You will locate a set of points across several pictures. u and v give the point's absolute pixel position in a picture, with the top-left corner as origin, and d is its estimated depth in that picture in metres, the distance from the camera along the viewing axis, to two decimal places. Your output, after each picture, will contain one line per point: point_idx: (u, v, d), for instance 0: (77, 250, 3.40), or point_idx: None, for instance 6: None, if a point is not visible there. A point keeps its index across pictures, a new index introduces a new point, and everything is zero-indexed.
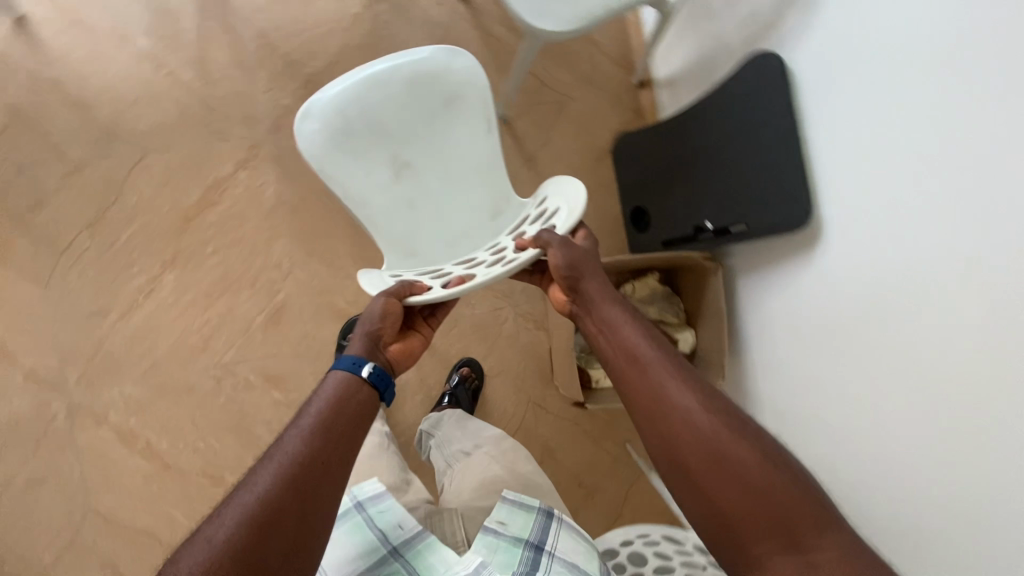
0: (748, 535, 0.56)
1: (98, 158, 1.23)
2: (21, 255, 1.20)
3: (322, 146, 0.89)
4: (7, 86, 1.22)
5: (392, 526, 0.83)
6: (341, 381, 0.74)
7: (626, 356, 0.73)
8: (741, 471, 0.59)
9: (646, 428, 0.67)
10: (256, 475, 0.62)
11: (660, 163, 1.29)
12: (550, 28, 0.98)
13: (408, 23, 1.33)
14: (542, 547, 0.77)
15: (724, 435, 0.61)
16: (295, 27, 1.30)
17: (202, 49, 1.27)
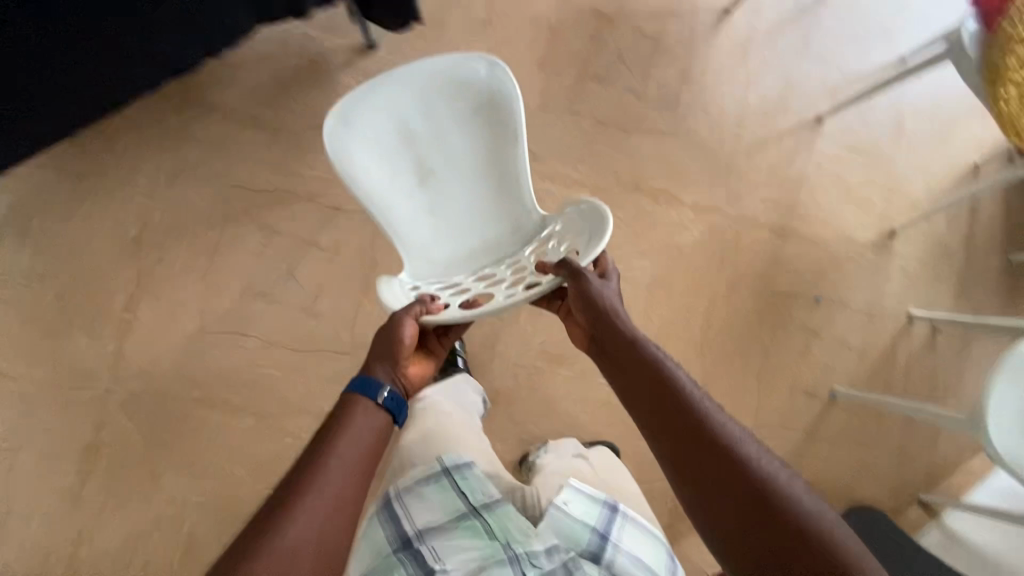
0: None
1: (651, 105, 1.42)
2: (557, 79, 1.39)
3: (344, 147, 0.91)
4: (681, 17, 1.43)
5: (471, 490, 0.84)
6: (353, 403, 0.77)
7: (671, 408, 0.70)
8: (816, 560, 0.58)
9: (706, 505, 0.64)
10: (274, 548, 0.61)
11: None
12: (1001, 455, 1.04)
13: (868, 285, 1.47)
14: (606, 537, 0.81)
15: (795, 506, 0.61)
16: (821, 200, 1.47)
17: (772, 139, 1.45)
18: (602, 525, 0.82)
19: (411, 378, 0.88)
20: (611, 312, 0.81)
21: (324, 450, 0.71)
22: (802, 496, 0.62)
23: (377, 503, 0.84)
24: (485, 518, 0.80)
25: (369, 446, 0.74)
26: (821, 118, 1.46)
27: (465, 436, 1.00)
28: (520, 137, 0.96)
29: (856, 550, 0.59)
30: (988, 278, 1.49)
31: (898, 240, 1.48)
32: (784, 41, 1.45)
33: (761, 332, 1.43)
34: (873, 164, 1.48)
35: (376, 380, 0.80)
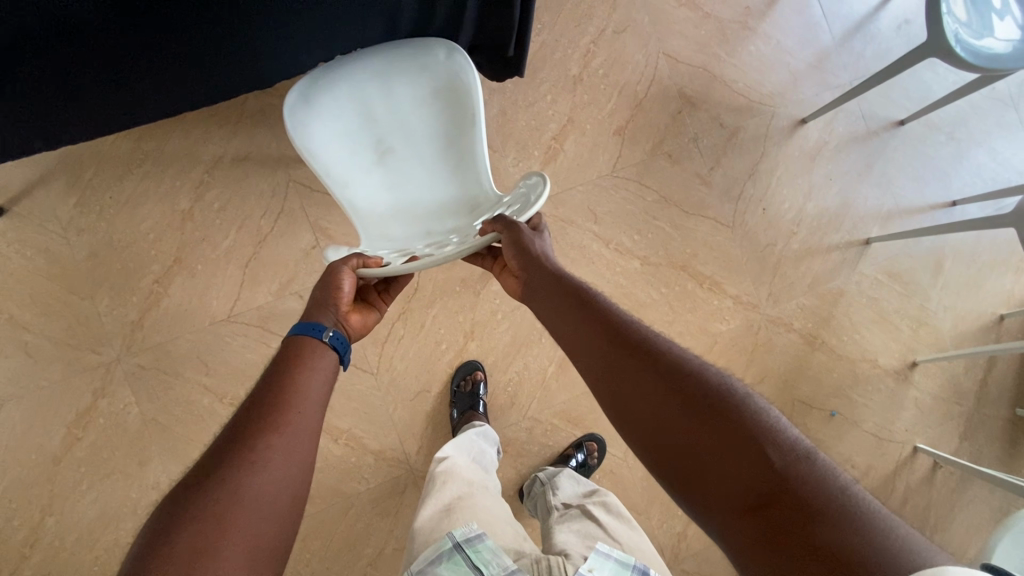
0: (734, 488, 0.55)
1: (714, 193, 1.45)
2: (631, 150, 1.42)
3: (303, 121, 0.90)
4: (756, 117, 1.48)
5: (487, 564, 0.77)
6: (297, 348, 0.76)
7: (598, 331, 0.72)
8: (750, 447, 0.56)
9: (638, 421, 0.64)
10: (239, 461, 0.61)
11: None
12: None
13: (881, 409, 1.50)
14: None
15: (723, 398, 0.61)
16: (854, 318, 1.50)
17: (818, 250, 1.49)
18: None
19: (355, 322, 0.86)
20: (541, 260, 0.80)
21: (281, 390, 0.70)
22: (730, 390, 0.62)
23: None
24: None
25: (323, 389, 0.74)
26: (869, 241, 1.51)
27: (485, 503, 0.95)
28: (478, 118, 0.95)
29: (786, 431, 0.58)
30: (997, 426, 1.52)
31: (917, 372, 1.52)
32: (848, 163, 1.51)
33: None
34: (907, 295, 1.53)
35: (315, 323, 0.78)
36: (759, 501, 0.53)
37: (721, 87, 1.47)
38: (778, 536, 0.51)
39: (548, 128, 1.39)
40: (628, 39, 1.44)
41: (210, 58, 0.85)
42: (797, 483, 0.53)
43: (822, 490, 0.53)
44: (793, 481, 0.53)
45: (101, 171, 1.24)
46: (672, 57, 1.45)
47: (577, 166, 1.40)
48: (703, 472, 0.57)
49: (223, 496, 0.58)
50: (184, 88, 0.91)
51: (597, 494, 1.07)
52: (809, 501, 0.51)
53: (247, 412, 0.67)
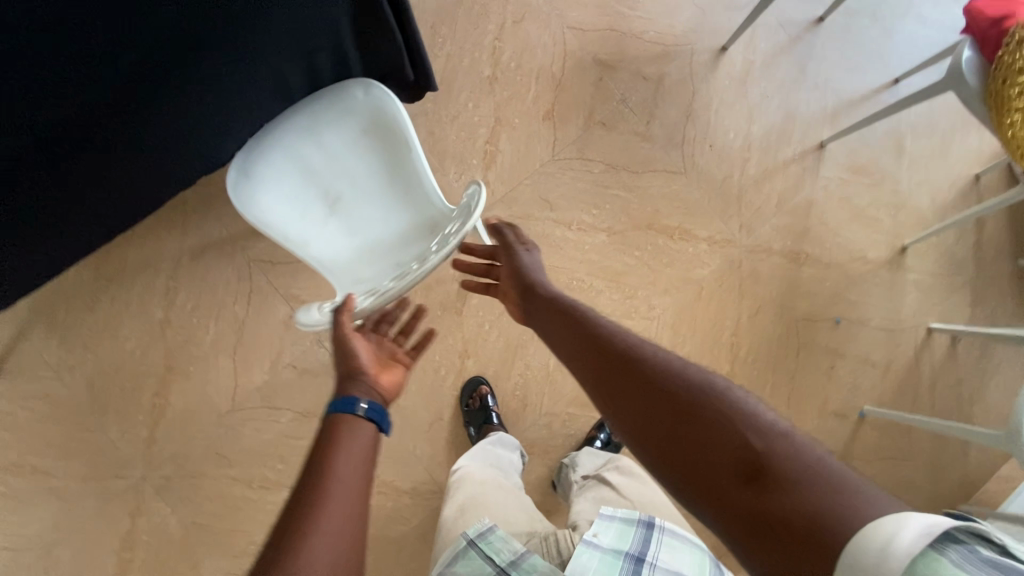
0: (718, 475, 0.56)
1: (659, 146, 1.45)
2: (565, 131, 1.43)
3: (248, 196, 0.91)
4: (676, 61, 1.47)
5: (501, 554, 0.78)
6: (332, 429, 0.69)
7: (581, 345, 0.73)
8: (729, 430, 0.57)
9: (626, 421, 0.64)
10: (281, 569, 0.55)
11: None
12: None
13: (884, 300, 1.49)
14: (640, 559, 0.79)
15: (701, 386, 0.62)
16: (830, 223, 1.49)
17: (776, 168, 1.48)
18: (636, 549, 0.81)
19: (393, 384, 0.83)
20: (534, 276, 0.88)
21: (309, 483, 0.62)
22: (707, 379, 0.63)
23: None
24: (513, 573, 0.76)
25: (358, 478, 0.65)
26: (824, 144, 1.50)
27: (499, 499, 0.97)
28: (413, 142, 0.95)
29: (762, 413, 0.58)
30: (1003, 284, 1.51)
31: (909, 255, 1.51)
32: (780, 76, 1.50)
33: (785, 359, 1.45)
34: (877, 184, 1.52)
35: (346, 398, 0.73)
36: (742, 483, 0.54)
37: (633, 42, 1.47)
38: (764, 513, 0.52)
39: (479, 134, 1.40)
40: (529, 25, 1.44)
41: (117, 168, 0.84)
42: (773, 461, 0.54)
43: (800, 462, 0.53)
44: (771, 457, 0.54)
45: (73, 308, 1.28)
46: (578, 29, 1.45)
47: (517, 162, 1.41)
48: (691, 461, 0.58)
49: None
50: (93, 202, 0.88)
51: (613, 461, 1.09)
52: (786, 476, 0.52)
53: (287, 510, 0.61)
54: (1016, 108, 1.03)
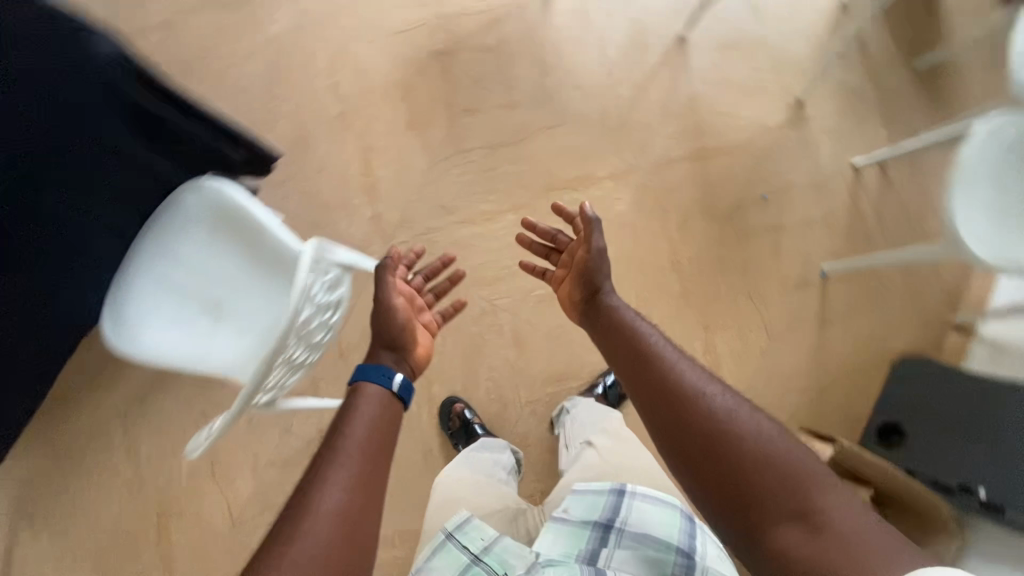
0: (762, 517, 0.64)
1: (527, 108, 1.42)
2: (432, 134, 1.39)
3: (133, 338, 0.92)
4: (510, 19, 1.42)
5: (474, 541, 0.90)
6: (366, 390, 0.81)
7: (643, 376, 0.79)
8: (797, 489, 0.64)
9: (689, 453, 0.70)
10: (296, 535, 0.63)
11: (916, 401, 1.35)
12: (987, 255, 1.05)
13: (801, 159, 1.47)
14: (609, 526, 0.94)
15: (764, 436, 0.68)
16: (720, 108, 1.46)
17: (647, 79, 1.45)
18: (605, 517, 0.95)
19: (423, 342, 0.95)
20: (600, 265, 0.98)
21: (328, 443, 0.72)
22: (758, 424, 0.69)
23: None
24: (486, 559, 0.88)
25: (380, 425, 0.77)
26: (683, 37, 1.47)
27: (481, 489, 1.08)
28: (255, 217, 0.92)
29: (812, 468, 0.66)
30: (905, 95, 1.49)
31: (808, 104, 1.48)
32: None
33: (729, 254, 1.44)
34: (750, 52, 1.48)
35: (385, 368, 0.83)
36: (786, 527, 0.62)
37: (462, 19, 1.41)
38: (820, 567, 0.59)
39: (351, 172, 1.36)
40: (355, 48, 1.39)
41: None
42: (820, 519, 0.61)
43: (842, 520, 0.61)
44: (830, 517, 0.61)
45: (48, 500, 1.28)
46: (404, 30, 1.40)
47: (400, 183, 1.37)
48: (736, 501, 0.65)
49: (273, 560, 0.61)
50: None
51: (603, 418, 1.21)
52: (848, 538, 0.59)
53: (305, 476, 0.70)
54: None
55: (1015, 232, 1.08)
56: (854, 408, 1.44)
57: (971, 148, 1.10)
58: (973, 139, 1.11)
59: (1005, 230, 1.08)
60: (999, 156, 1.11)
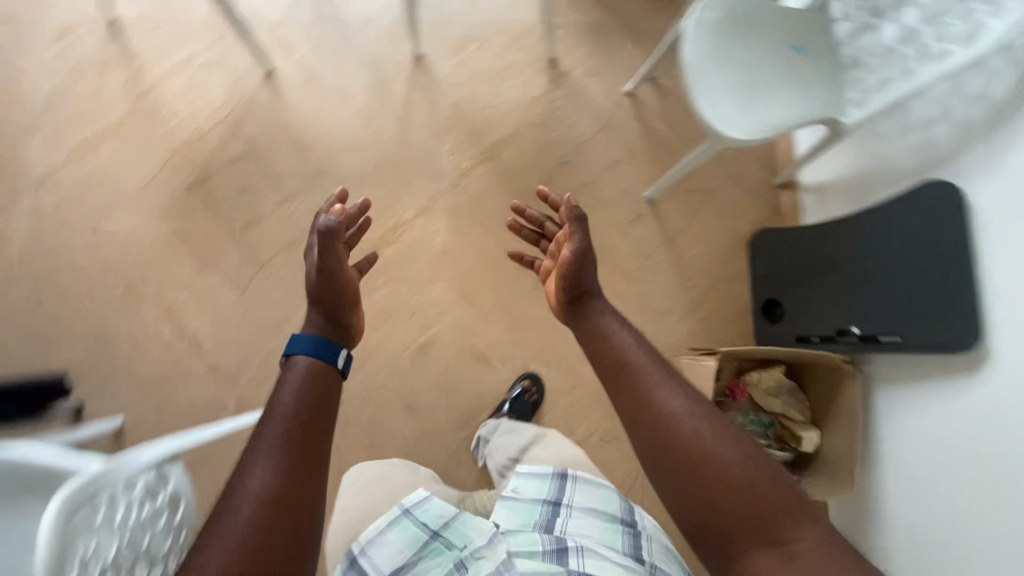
0: (737, 536, 0.65)
1: (307, 192, 1.38)
2: (228, 263, 1.33)
3: None
4: (247, 120, 1.39)
5: (434, 518, 0.91)
6: (310, 364, 0.78)
7: (630, 389, 0.78)
8: (774, 521, 0.64)
9: (673, 487, 0.70)
10: (227, 513, 0.60)
11: (779, 264, 1.40)
12: (738, 135, 1.09)
13: (579, 109, 1.50)
14: (558, 502, 0.93)
15: (748, 457, 0.69)
16: (485, 102, 1.47)
17: (406, 109, 1.44)
18: (554, 495, 0.94)
19: (357, 318, 0.97)
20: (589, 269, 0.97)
21: (262, 419, 0.70)
22: (743, 447, 0.70)
23: (346, 567, 0.90)
24: (445, 535, 0.89)
25: (316, 386, 0.76)
26: (418, 54, 1.45)
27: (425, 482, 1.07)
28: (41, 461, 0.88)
29: (794, 490, 0.67)
30: (638, 8, 1.54)
31: (560, 59, 1.51)
32: (331, 41, 1.44)
33: (559, 225, 1.46)
34: (485, 38, 1.49)
35: (330, 344, 0.82)
36: (760, 545, 0.63)
37: (201, 143, 1.37)
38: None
39: (169, 339, 1.30)
40: (111, 222, 1.33)
41: None
42: (792, 541, 0.62)
43: (814, 539, 0.62)
44: (801, 548, 0.62)
45: None
46: (149, 182, 1.34)
47: (221, 324, 1.31)
48: (713, 520, 0.66)
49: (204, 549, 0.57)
50: None
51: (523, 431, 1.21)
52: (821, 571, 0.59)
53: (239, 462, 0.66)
54: None
55: (762, 104, 1.13)
56: (736, 299, 1.50)
57: (697, 43, 1.12)
58: (696, 33, 1.12)
59: (755, 106, 1.12)
60: (723, 39, 1.14)
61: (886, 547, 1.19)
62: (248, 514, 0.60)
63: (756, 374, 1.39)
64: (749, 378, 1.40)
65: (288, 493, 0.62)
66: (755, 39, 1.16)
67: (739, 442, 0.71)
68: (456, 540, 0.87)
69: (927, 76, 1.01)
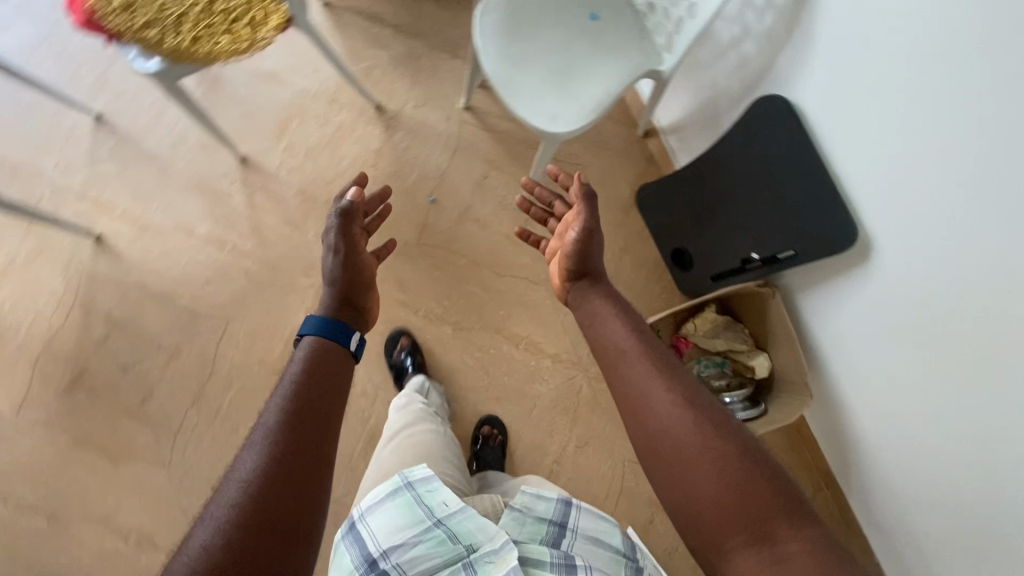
0: (726, 532, 0.60)
1: (189, 340, 1.30)
2: (140, 445, 1.24)
3: None
4: (99, 297, 1.30)
5: (438, 502, 0.73)
6: (323, 348, 0.71)
7: (627, 369, 0.76)
8: (761, 521, 0.59)
9: (662, 478, 0.67)
10: (218, 499, 0.54)
11: (668, 210, 1.39)
12: (566, 130, 1.06)
13: (424, 143, 1.45)
14: (567, 525, 0.70)
15: (743, 448, 0.65)
16: (329, 175, 1.40)
17: (253, 216, 1.36)
18: (565, 512, 0.71)
19: (374, 304, 0.88)
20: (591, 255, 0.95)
21: (271, 396, 0.63)
22: (740, 437, 0.66)
23: (342, 533, 0.75)
24: (448, 524, 0.70)
25: (322, 374, 0.67)
26: (242, 157, 1.38)
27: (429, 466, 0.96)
28: None
29: (788, 483, 0.63)
30: (440, 22, 1.49)
31: (386, 101, 1.45)
32: (148, 180, 1.35)
33: (453, 264, 1.42)
34: (302, 112, 1.42)
35: (346, 327, 0.74)
36: (750, 542, 0.59)
37: (61, 339, 1.28)
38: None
39: (109, 547, 1.19)
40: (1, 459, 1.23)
41: None
42: (784, 539, 0.58)
43: (805, 538, 0.58)
44: (790, 547, 0.57)
45: None
46: (23, 401, 1.25)
47: (156, 511, 1.21)
48: (702, 516, 0.62)
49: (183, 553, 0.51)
50: None
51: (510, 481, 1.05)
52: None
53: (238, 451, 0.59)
54: (189, 40, 0.94)
55: (578, 87, 1.10)
56: (648, 259, 1.49)
57: (493, 50, 1.08)
58: (487, 42, 1.08)
59: (574, 87, 1.09)
60: (517, 35, 1.10)
61: (858, 441, 1.22)
62: (225, 508, 0.53)
63: (691, 324, 1.39)
64: (686, 330, 1.41)
65: (273, 494, 0.54)
66: (547, 20, 1.12)
67: (732, 434, 0.66)
68: (459, 536, 0.69)
69: (710, 4, 0.99)
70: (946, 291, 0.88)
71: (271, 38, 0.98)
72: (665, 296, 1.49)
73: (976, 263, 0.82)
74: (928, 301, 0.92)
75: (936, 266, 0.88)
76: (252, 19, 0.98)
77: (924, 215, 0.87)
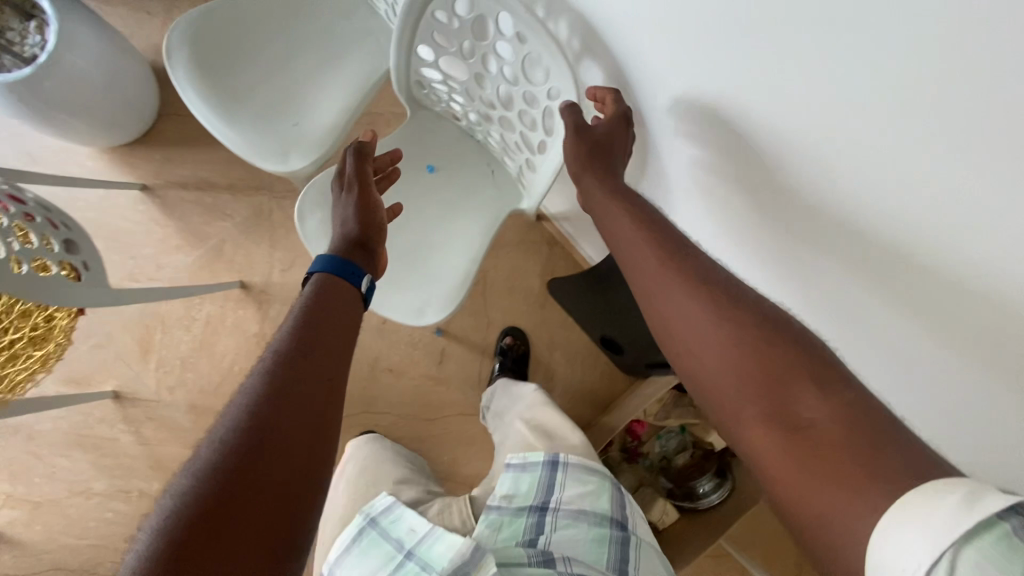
0: (745, 400, 0.49)
1: None
2: None
3: None
4: None
5: (405, 533, 0.85)
6: (326, 284, 0.69)
7: (627, 227, 0.63)
8: (785, 383, 0.47)
9: (677, 355, 0.56)
10: (205, 438, 0.52)
11: (584, 305, 1.29)
12: (434, 318, 0.91)
13: None
14: (545, 507, 0.85)
15: (763, 312, 0.52)
16: (215, 378, 1.26)
17: (150, 451, 1.23)
18: (539, 498, 0.87)
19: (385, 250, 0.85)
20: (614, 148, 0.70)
21: (276, 346, 0.61)
22: (756, 299, 0.54)
23: None
24: (417, 550, 0.81)
25: (315, 333, 0.63)
26: (114, 393, 1.23)
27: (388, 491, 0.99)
28: None
29: (818, 347, 0.49)
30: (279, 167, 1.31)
31: (249, 276, 1.28)
32: (25, 453, 1.21)
33: (380, 424, 1.32)
34: (164, 320, 1.26)
35: (354, 266, 0.73)
36: (775, 418, 0.46)
37: None
38: (798, 481, 0.43)
39: None
40: None
41: None
42: (816, 416, 0.44)
43: (845, 403, 0.44)
44: (820, 419, 0.44)
45: None
46: None
47: None
48: (718, 385, 0.51)
49: (166, 497, 0.48)
50: None
51: (517, 392, 1.17)
52: (844, 454, 0.42)
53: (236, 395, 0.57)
54: None
55: (437, 259, 0.96)
56: (579, 348, 1.37)
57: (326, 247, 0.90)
58: (317, 237, 0.90)
59: (430, 263, 0.95)
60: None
61: None
62: (201, 458, 0.50)
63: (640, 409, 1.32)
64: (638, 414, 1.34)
65: (252, 467, 0.49)
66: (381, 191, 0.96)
67: (748, 301, 0.53)
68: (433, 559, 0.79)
69: (545, 173, 0.83)
70: (879, 326, 0.59)
71: (72, 324, 0.87)
72: (610, 380, 1.38)
73: (924, 326, 0.53)
74: (858, 326, 0.62)
75: (875, 307, 0.57)
76: (33, 336, 0.83)
77: (858, 248, 0.53)
